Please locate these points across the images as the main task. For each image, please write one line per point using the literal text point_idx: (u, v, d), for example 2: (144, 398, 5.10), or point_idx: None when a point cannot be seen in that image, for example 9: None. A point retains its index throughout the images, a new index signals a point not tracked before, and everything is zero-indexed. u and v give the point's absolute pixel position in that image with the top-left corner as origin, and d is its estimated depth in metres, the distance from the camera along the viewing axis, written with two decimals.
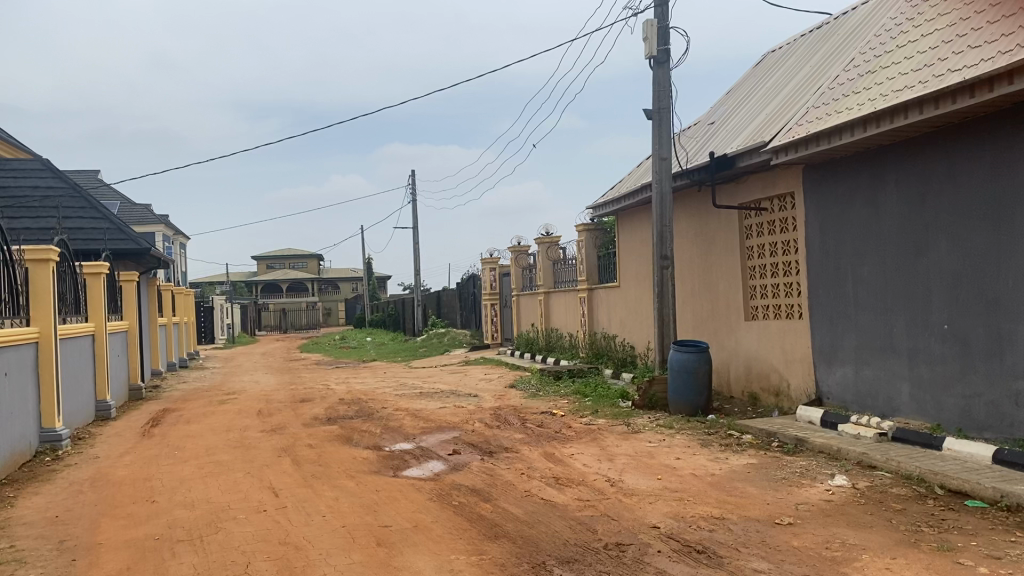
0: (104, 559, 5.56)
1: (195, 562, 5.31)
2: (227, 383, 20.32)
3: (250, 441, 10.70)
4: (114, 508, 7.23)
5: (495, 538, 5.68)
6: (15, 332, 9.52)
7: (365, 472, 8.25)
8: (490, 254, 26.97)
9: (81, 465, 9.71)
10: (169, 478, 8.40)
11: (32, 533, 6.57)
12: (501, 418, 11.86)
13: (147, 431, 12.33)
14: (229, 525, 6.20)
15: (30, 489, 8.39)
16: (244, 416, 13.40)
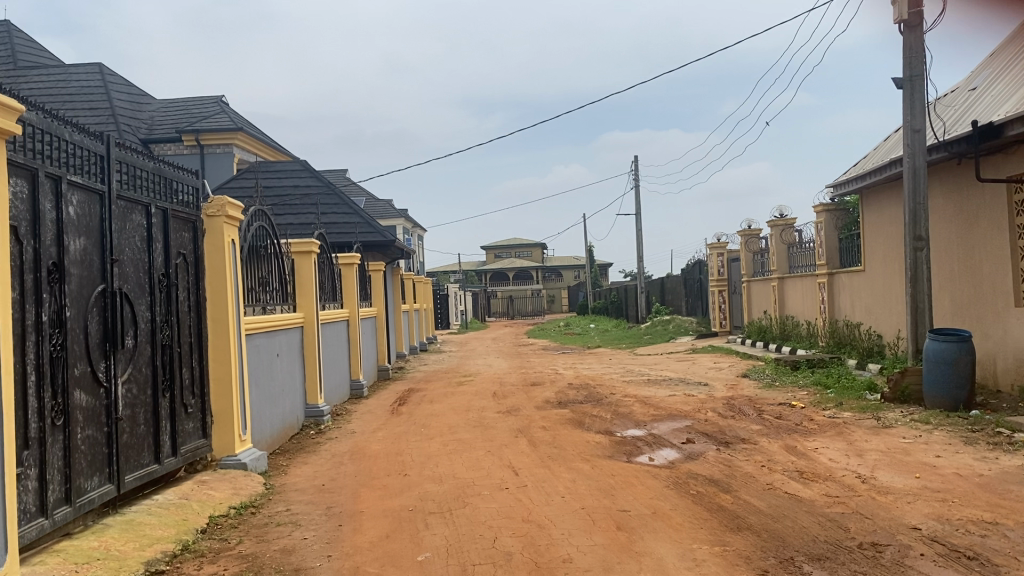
0: (366, 526, 6.02)
1: (447, 534, 5.61)
2: (464, 366, 21.37)
3: (489, 422, 11.15)
4: (371, 479, 7.81)
5: (738, 530, 5.52)
6: (285, 318, 10.53)
7: (600, 456, 8.32)
8: (718, 239, 26.27)
9: (340, 439, 10.59)
10: (419, 454, 8.95)
11: (304, 498, 7.25)
12: (735, 408, 11.50)
13: (395, 409, 13.22)
14: (476, 501, 6.49)
15: (299, 459, 9.27)
16: (480, 398, 13.97)
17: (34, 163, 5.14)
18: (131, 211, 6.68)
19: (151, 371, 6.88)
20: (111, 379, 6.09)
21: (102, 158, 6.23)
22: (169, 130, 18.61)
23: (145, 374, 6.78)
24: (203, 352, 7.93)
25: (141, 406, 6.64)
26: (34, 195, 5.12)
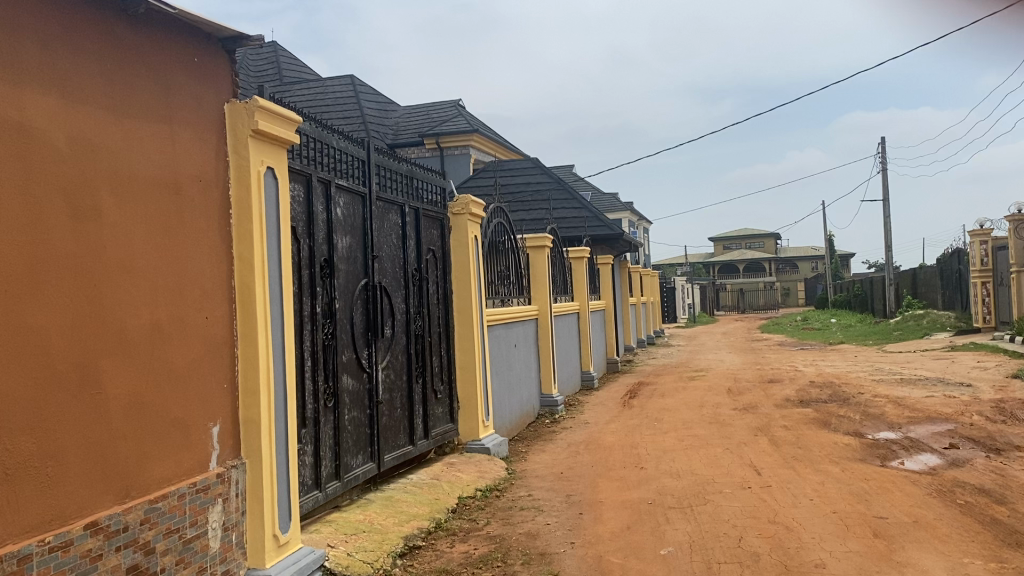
0: (607, 516, 6.09)
1: (689, 530, 5.55)
2: (695, 361, 20.96)
3: (725, 418, 10.87)
4: (608, 470, 7.89)
5: (1018, 546, 5.00)
6: (522, 310, 10.86)
7: (849, 459, 7.85)
8: (980, 226, 23.84)
9: (576, 428, 10.78)
10: (654, 448, 8.91)
11: (545, 485, 7.47)
12: (1006, 412, 10.38)
13: (627, 402, 13.24)
14: (717, 498, 6.36)
15: (538, 447, 9.54)
16: (714, 393, 13.64)
17: (309, 168, 5.68)
18: (388, 211, 7.20)
19: (406, 358, 7.37)
20: (372, 365, 6.60)
21: (363, 163, 6.76)
22: (412, 135, 19.80)
23: (401, 361, 7.27)
24: (450, 342, 8.39)
25: (397, 391, 7.14)
26: (308, 197, 5.66)
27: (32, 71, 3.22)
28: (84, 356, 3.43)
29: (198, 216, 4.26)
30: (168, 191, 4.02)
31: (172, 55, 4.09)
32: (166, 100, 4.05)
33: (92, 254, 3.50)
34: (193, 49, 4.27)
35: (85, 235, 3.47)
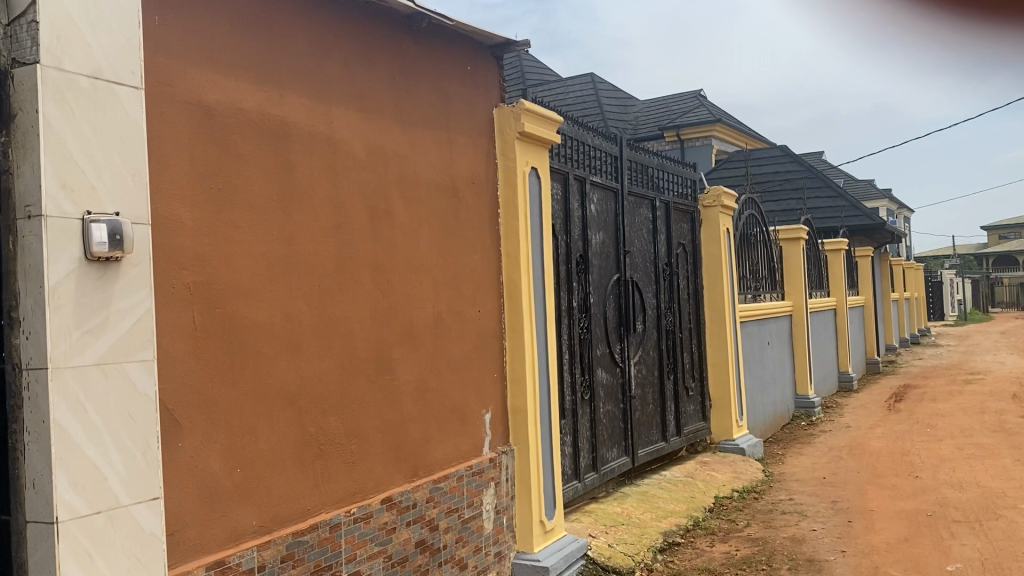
0: (880, 526, 5.71)
1: (979, 547, 5.07)
2: (969, 362, 19.06)
3: (1013, 427, 9.78)
4: (877, 478, 7.39)
5: None
6: (775, 306, 10.43)
7: None
8: None
9: (836, 432, 10.19)
10: (929, 456, 8.22)
11: (807, 489, 7.13)
12: None
13: (893, 406, 12.30)
14: (1011, 514, 5.75)
15: (795, 449, 9.13)
16: (997, 399, 12.31)
17: (566, 167, 5.81)
18: (640, 206, 7.20)
19: (658, 354, 7.34)
20: (626, 360, 6.63)
21: (616, 159, 6.80)
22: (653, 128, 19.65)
23: (653, 356, 7.25)
24: (701, 337, 8.25)
25: (650, 386, 7.13)
26: (566, 195, 5.79)
27: (336, 87, 3.56)
28: (379, 345, 3.74)
29: (471, 215, 4.50)
30: (445, 192, 4.29)
31: (449, 65, 4.36)
32: (443, 108, 4.31)
33: (386, 252, 3.82)
34: (466, 57, 4.52)
35: (379, 234, 3.78)
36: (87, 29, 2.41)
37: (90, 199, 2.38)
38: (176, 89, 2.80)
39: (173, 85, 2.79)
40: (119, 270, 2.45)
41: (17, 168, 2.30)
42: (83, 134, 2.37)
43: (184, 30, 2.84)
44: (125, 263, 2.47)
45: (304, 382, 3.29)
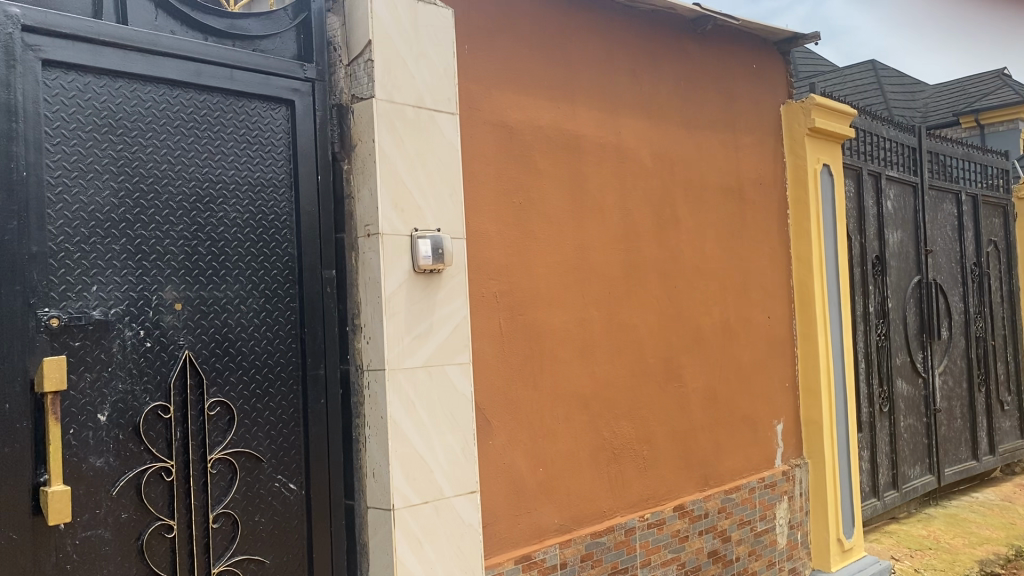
0: None
1: None
2: None
3: None
4: None
5: None
6: None
7: None
8: None
9: None
10: None
11: None
12: None
13: None
14: None
15: None
16: None
17: (859, 162, 5.45)
18: (943, 200, 6.58)
19: (967, 363, 6.65)
20: (929, 369, 6.08)
21: (914, 150, 6.27)
22: None
23: (961, 366, 6.58)
24: (1018, 345, 7.37)
25: (958, 399, 6.49)
26: (859, 193, 5.44)
27: (625, 98, 3.63)
28: (669, 352, 3.75)
29: (758, 219, 4.37)
30: (732, 196, 4.21)
31: (734, 66, 4.27)
32: (729, 110, 4.23)
33: (674, 259, 3.82)
34: (751, 56, 4.40)
35: (667, 241, 3.79)
36: (412, 64, 2.69)
37: (416, 218, 2.65)
38: (483, 111, 3.01)
39: (480, 108, 3.00)
40: (440, 280, 2.71)
41: (358, 193, 2.62)
42: (410, 159, 2.65)
43: (489, 55, 3.04)
44: (445, 274, 2.72)
45: (599, 387, 3.38)
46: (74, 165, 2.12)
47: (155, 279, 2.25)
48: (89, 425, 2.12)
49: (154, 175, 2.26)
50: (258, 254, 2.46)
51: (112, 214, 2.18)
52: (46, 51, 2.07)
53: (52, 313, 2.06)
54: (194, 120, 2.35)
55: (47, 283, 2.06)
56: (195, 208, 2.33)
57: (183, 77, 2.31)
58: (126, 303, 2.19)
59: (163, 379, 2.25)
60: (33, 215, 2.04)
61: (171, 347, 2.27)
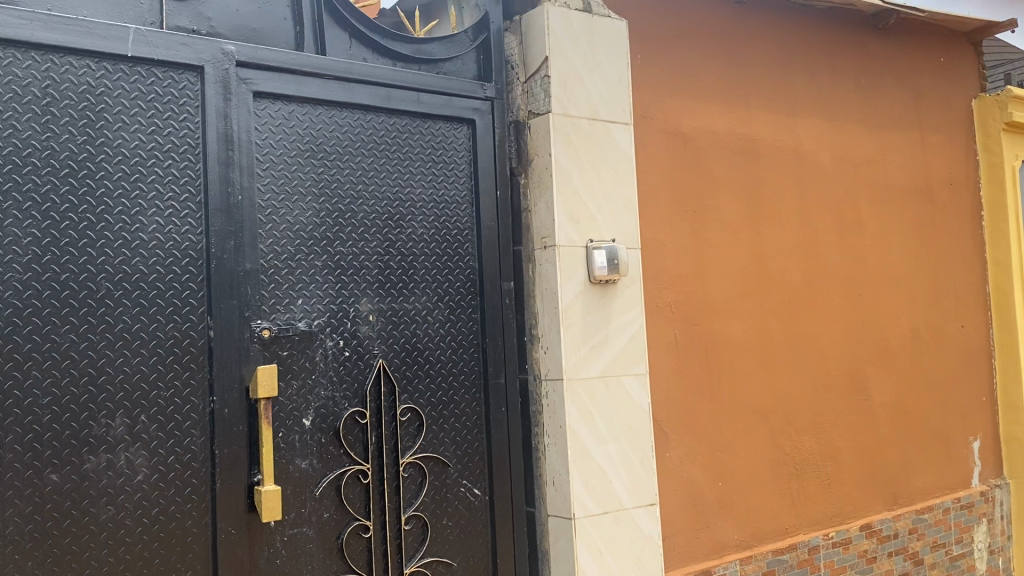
0: None
1: None
2: None
3: None
4: None
5: None
6: None
7: None
8: None
9: None
10: None
11: None
12: None
13: None
14: None
15: None
16: None
17: None
18: None
19: None
20: None
21: None
22: None
23: None
24: None
25: None
26: None
27: (803, 99, 3.51)
28: (853, 363, 3.58)
29: (950, 221, 4.10)
30: (920, 197, 3.97)
31: (920, 60, 4.04)
32: (915, 106, 4.00)
33: (857, 264, 3.65)
34: (939, 48, 4.15)
35: (849, 246, 3.62)
36: (587, 76, 2.72)
37: (593, 229, 2.68)
38: (656, 119, 2.99)
39: (654, 116, 2.99)
40: (616, 290, 2.72)
41: (534, 206, 2.67)
42: (586, 171, 2.68)
43: (662, 63, 3.04)
44: (621, 284, 2.73)
45: (779, 398, 3.28)
46: (281, 188, 2.30)
47: (351, 292, 2.40)
48: (295, 429, 2.28)
49: (349, 195, 2.41)
50: (443, 268, 2.56)
51: (314, 232, 2.34)
52: (256, 84, 2.26)
53: (262, 325, 2.24)
54: (383, 141, 2.48)
55: (259, 297, 2.24)
56: (385, 225, 2.47)
57: (373, 101, 2.46)
58: (327, 315, 2.35)
59: (359, 387, 2.39)
60: (246, 235, 2.22)
61: (366, 356, 2.40)
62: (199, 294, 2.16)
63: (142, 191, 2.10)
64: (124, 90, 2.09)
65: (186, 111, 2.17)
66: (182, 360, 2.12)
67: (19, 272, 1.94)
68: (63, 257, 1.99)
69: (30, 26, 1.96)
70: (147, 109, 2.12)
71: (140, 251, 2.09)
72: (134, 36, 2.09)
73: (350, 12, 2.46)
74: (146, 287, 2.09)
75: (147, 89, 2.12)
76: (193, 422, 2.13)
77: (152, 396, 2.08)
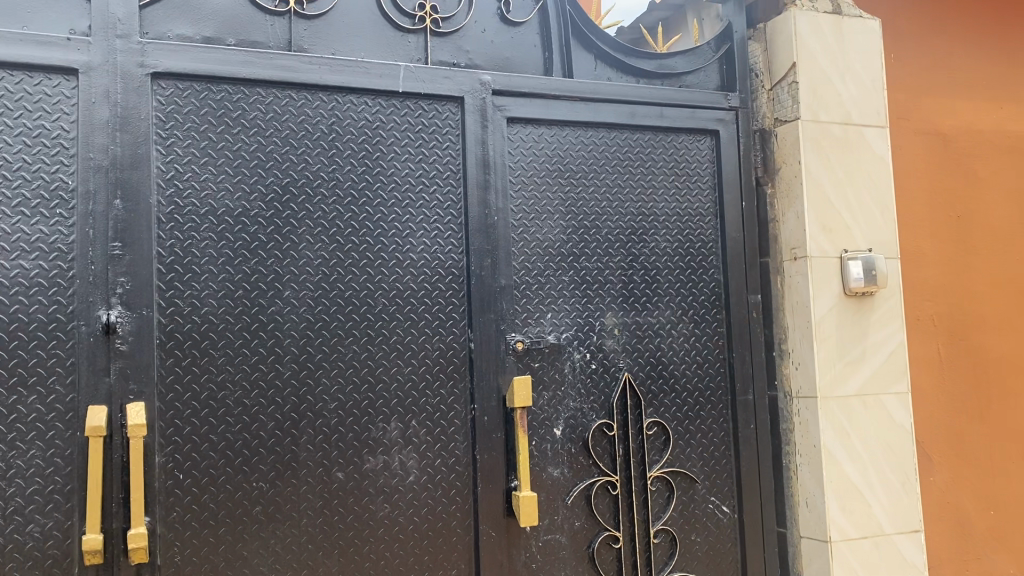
0: None
1: None
2: None
3: None
4: None
5: None
6: None
7: None
8: None
9: None
10: None
11: None
12: None
13: None
14: None
15: None
16: None
17: None
18: None
19: None
20: None
21: None
22: None
23: None
24: None
25: None
26: None
27: None
28: None
29: None
30: None
31: None
32: None
33: None
34: None
35: None
36: (838, 79, 2.62)
37: (846, 238, 2.57)
38: (913, 121, 2.82)
39: (911, 117, 2.81)
40: (873, 302, 2.58)
41: (782, 217, 2.60)
42: (838, 178, 2.58)
43: (919, 60, 2.85)
44: (878, 296, 2.59)
45: None
46: (532, 207, 2.40)
47: (598, 306, 2.45)
48: (548, 438, 2.36)
49: (595, 211, 2.47)
50: (688, 281, 2.55)
51: (562, 249, 2.42)
52: (510, 109, 2.39)
53: (518, 337, 2.34)
54: (628, 158, 2.53)
55: (514, 311, 2.35)
56: (630, 239, 2.50)
57: (619, 119, 2.51)
58: (575, 328, 2.42)
59: (607, 399, 2.43)
60: (501, 253, 2.34)
61: (613, 369, 2.44)
62: (461, 309, 2.30)
63: (412, 215, 2.28)
64: (395, 123, 2.28)
65: (448, 138, 2.33)
66: (446, 370, 2.28)
67: (311, 290, 2.17)
68: (346, 275, 2.21)
69: (319, 70, 2.21)
70: (415, 139, 2.30)
71: (409, 270, 2.26)
72: (404, 73, 2.29)
73: (596, 33, 2.53)
74: (415, 302, 2.26)
75: (415, 120, 2.31)
76: (456, 429, 2.27)
77: (421, 402, 2.25)
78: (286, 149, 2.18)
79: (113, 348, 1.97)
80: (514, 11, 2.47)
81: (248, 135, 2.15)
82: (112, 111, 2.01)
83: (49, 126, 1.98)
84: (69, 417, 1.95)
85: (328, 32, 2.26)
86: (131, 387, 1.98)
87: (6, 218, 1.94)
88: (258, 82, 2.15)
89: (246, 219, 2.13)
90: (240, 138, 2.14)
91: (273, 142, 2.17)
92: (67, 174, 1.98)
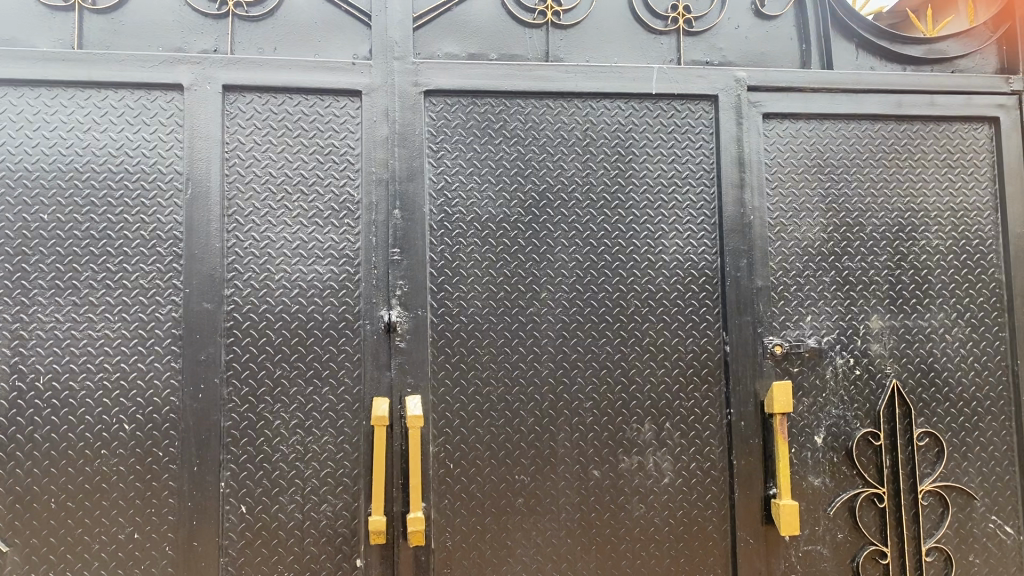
0: None
1: None
2: None
3: None
4: None
5: None
6: None
7: None
8: None
9: None
10: None
11: None
12: None
13: None
14: None
15: None
16: None
17: None
18: None
19: None
20: None
21: None
22: None
23: None
24: None
25: None
26: None
27: None
28: None
29: None
30: None
31: None
32: None
33: None
34: None
35: None
36: None
37: None
38: None
39: None
40: None
41: None
42: None
43: None
44: None
45: None
46: (789, 205, 2.33)
47: (862, 309, 2.32)
48: (807, 445, 2.29)
49: (858, 208, 2.35)
50: (963, 281, 2.36)
51: (823, 248, 2.32)
52: (765, 105, 2.33)
53: (775, 341, 2.28)
54: (894, 151, 2.38)
55: (771, 313, 2.29)
56: (897, 237, 2.35)
57: (884, 109, 2.37)
58: (837, 332, 2.31)
59: (873, 406, 2.31)
60: (757, 254, 2.29)
61: (879, 375, 2.32)
62: (716, 311, 2.28)
63: (665, 217, 2.28)
64: (648, 126, 2.30)
65: (701, 138, 2.31)
66: (701, 372, 2.27)
67: (567, 292, 2.24)
68: (601, 277, 2.25)
69: (574, 78, 2.26)
70: (668, 141, 2.31)
71: (663, 272, 2.27)
72: (657, 74, 2.30)
73: (858, 21, 2.41)
74: (668, 304, 2.27)
75: (668, 122, 2.31)
76: (712, 432, 2.25)
77: (675, 404, 2.25)
78: (543, 156, 2.26)
79: (393, 345, 2.14)
80: (768, 4, 2.42)
81: (510, 144, 2.25)
82: (390, 128, 2.19)
83: (338, 143, 2.19)
84: (356, 408, 2.14)
85: (583, 39, 2.34)
86: (408, 382, 2.14)
87: (304, 228, 2.16)
88: (518, 94, 2.25)
89: (507, 225, 2.23)
90: (502, 147, 2.25)
91: (532, 149, 2.26)
92: (353, 186, 2.18)
